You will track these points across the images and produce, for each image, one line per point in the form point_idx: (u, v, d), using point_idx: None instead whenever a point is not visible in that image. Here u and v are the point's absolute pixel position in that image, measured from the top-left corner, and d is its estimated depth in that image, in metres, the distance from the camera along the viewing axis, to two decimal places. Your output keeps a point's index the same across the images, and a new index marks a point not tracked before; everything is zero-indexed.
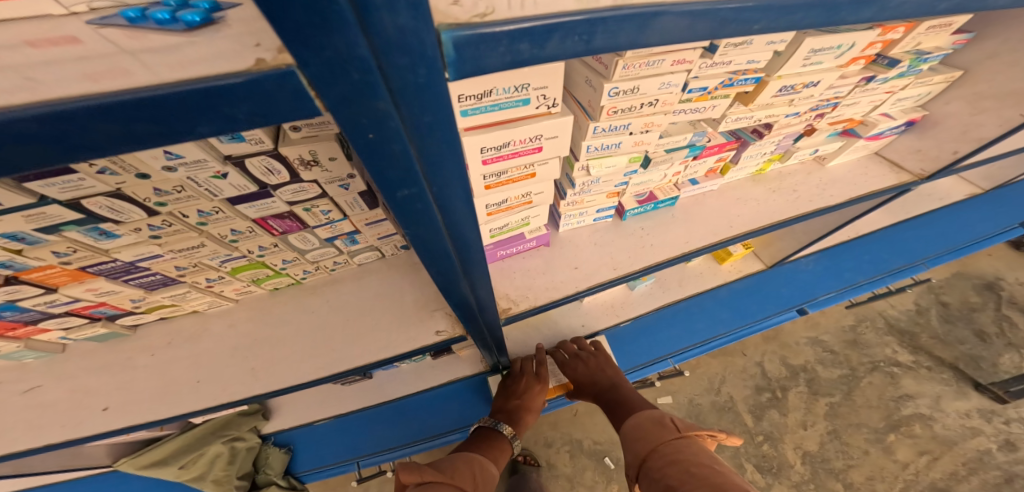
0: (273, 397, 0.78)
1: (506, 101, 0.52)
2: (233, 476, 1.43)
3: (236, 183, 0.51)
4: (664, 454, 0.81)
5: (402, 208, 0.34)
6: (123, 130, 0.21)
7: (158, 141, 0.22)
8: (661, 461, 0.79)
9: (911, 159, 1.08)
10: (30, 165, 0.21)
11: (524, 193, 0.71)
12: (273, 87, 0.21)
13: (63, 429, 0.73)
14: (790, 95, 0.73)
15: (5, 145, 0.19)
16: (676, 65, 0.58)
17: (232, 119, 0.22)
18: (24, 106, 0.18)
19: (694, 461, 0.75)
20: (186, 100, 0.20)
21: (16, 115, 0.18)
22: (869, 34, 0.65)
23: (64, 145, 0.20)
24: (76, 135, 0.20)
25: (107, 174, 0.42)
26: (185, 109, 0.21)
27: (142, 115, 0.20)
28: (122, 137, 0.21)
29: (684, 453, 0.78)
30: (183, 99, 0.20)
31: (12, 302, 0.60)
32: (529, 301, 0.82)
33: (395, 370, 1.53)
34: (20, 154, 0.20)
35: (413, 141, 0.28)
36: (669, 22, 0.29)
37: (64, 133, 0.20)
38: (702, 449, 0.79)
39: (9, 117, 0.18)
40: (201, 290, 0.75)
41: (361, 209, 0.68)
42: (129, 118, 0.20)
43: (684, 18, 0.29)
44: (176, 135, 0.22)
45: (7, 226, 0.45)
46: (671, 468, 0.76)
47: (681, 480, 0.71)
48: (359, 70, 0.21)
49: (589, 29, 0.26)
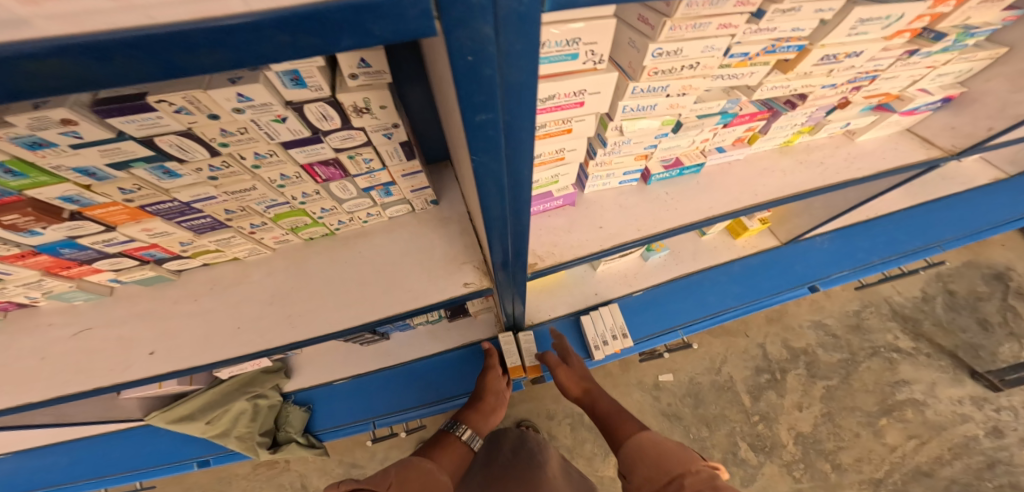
0: (306, 346, 0.80)
1: (556, 54, 0.53)
2: (256, 433, 1.50)
3: (293, 127, 0.54)
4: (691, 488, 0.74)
5: (475, 134, 0.35)
6: (290, 41, 0.23)
7: (311, 51, 0.24)
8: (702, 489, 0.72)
9: (943, 136, 1.06)
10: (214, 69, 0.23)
11: (557, 148, 0.72)
12: (409, 8, 0.22)
13: (112, 371, 0.77)
14: (831, 65, 0.72)
15: (203, 53, 0.21)
16: (721, 29, 0.57)
17: (367, 36, 0.24)
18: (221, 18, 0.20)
19: None
20: (340, 13, 0.22)
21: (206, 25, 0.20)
22: (920, 6, 0.63)
23: (246, 51, 0.22)
24: (255, 43, 0.22)
25: (182, 113, 0.45)
26: (338, 22, 0.22)
27: (304, 26, 0.22)
28: (286, 49, 0.23)
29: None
30: (338, 12, 0.22)
31: (72, 240, 0.63)
32: (554, 258, 0.84)
33: (410, 334, 1.59)
34: (211, 60, 0.22)
35: (502, 69, 0.29)
36: None
37: (243, 41, 0.22)
38: None
39: (216, 27, 0.20)
40: (244, 236, 0.78)
41: (400, 159, 0.71)
42: (293, 29, 0.22)
43: None
44: (325, 48, 0.24)
45: (82, 160, 0.48)
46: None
47: None
48: None
49: None
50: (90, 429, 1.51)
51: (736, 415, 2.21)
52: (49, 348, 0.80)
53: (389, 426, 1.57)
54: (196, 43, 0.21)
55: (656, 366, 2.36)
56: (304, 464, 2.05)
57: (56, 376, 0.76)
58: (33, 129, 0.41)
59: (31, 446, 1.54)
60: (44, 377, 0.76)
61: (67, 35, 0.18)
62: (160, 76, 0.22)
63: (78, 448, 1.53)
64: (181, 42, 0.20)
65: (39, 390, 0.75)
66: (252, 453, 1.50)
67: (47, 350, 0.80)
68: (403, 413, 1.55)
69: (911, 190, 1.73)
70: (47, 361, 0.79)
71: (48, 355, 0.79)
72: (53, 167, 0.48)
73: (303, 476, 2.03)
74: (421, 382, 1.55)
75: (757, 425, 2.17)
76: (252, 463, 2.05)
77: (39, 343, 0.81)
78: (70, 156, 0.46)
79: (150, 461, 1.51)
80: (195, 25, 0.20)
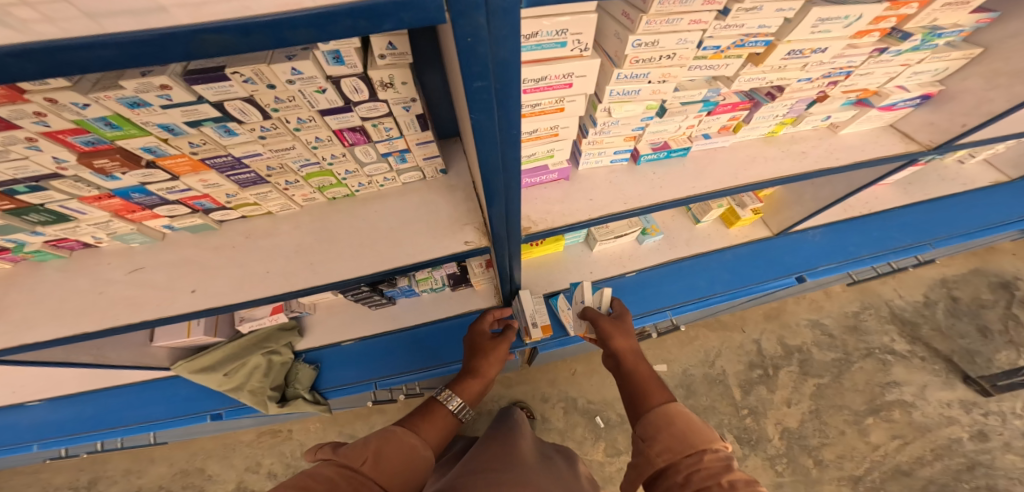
0: (325, 291, 0.92)
1: (547, 43, 0.62)
2: (267, 387, 1.60)
3: (330, 97, 0.67)
4: (671, 418, 0.77)
5: (474, 98, 0.47)
6: (350, 25, 0.34)
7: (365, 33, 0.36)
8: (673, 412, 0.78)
9: (921, 131, 1.11)
10: (301, 43, 0.36)
11: (551, 125, 0.82)
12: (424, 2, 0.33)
13: (161, 307, 0.89)
14: (799, 60, 0.79)
15: (298, 30, 0.34)
16: (693, 24, 0.64)
17: (399, 22, 0.35)
18: (310, 8, 0.33)
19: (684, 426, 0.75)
20: (382, 7, 0.33)
21: (302, 14, 0.32)
22: (877, 7, 0.68)
23: (325, 31, 0.35)
24: (330, 25, 0.34)
25: (248, 82, 0.59)
26: (383, 13, 0.34)
27: (362, 16, 0.34)
28: (349, 29, 0.35)
29: (701, 429, 0.73)
30: (381, 7, 0.33)
31: (143, 185, 0.76)
32: (546, 223, 0.94)
33: (414, 300, 1.68)
34: (302, 35, 0.35)
35: (493, 47, 0.41)
36: None
37: (322, 23, 0.34)
38: (682, 418, 0.77)
39: (308, 14, 0.32)
40: (279, 192, 0.92)
41: (415, 130, 0.85)
42: (352, 16, 0.33)
43: None
44: (373, 28, 0.35)
45: (167, 118, 0.61)
46: (683, 444, 0.71)
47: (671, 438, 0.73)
48: None
49: None
50: (117, 378, 1.61)
51: (725, 408, 2.29)
52: (108, 283, 0.93)
53: (391, 387, 1.70)
54: (297, 24, 0.33)
55: (651, 357, 2.46)
56: (304, 435, 2.22)
57: (112, 309, 0.89)
58: (138, 92, 0.54)
59: (56, 396, 1.57)
60: (103, 309, 0.89)
61: (220, 20, 0.31)
62: (271, 46, 0.35)
63: (106, 398, 1.61)
64: (288, 23, 0.33)
65: (100, 319, 0.88)
66: (261, 406, 1.61)
67: (107, 285, 0.93)
68: (402, 376, 1.67)
69: (910, 189, 1.76)
70: (107, 294, 0.91)
71: (107, 289, 0.92)
72: (143, 122, 0.61)
73: (303, 445, 2.19)
74: (424, 346, 1.67)
75: (745, 418, 2.26)
76: (257, 432, 2.23)
77: (101, 279, 0.94)
78: (159, 115, 0.60)
79: (170, 413, 1.59)
80: (296, 13, 0.32)
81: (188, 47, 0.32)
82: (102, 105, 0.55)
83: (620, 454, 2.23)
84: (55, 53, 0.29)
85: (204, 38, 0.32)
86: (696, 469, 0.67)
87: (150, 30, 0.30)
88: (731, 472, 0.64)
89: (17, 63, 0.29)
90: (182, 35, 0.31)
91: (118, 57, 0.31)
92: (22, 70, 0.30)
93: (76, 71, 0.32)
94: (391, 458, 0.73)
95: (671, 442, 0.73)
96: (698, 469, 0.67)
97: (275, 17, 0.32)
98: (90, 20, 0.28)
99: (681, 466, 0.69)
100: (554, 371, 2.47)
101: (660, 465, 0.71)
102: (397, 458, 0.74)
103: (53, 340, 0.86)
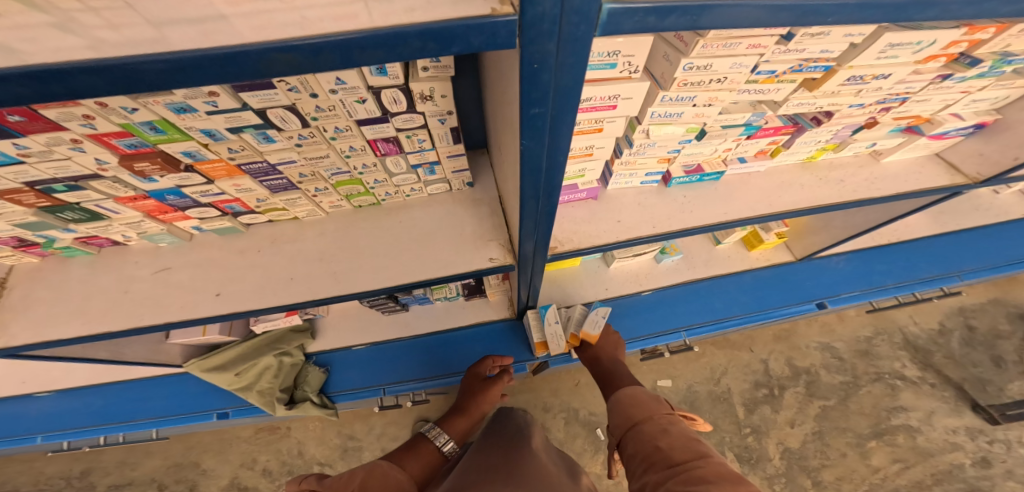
0: (346, 300, 0.91)
1: (597, 63, 0.61)
2: (275, 389, 1.59)
3: (369, 107, 0.67)
4: (622, 400, 0.94)
5: (528, 124, 0.46)
6: (419, 46, 0.33)
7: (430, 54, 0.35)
8: (625, 395, 0.95)
9: (970, 162, 1.08)
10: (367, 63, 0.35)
11: (587, 145, 0.81)
12: (501, 31, 0.33)
13: (181, 308, 0.89)
14: (857, 85, 0.76)
15: (367, 51, 0.33)
16: (751, 49, 0.62)
17: (467, 46, 0.34)
18: (378, 30, 0.31)
19: (632, 403, 0.90)
20: (455, 29, 0.32)
21: (371, 35, 0.31)
22: (953, 33, 0.64)
23: (391, 53, 0.34)
24: (397, 47, 0.33)
25: (293, 90, 0.59)
26: (453, 35, 0.32)
27: (432, 37, 0.32)
28: (416, 51, 0.34)
29: (649, 407, 0.87)
30: (453, 29, 0.32)
31: (178, 188, 0.76)
32: (572, 243, 0.93)
33: (428, 307, 1.67)
34: (369, 56, 0.33)
35: (557, 73, 0.40)
36: (754, 12, 0.37)
37: (392, 45, 0.33)
38: (634, 398, 0.91)
39: (376, 35, 0.31)
40: (307, 198, 0.92)
41: (448, 142, 0.84)
42: (421, 38, 0.32)
43: (752, 12, 0.37)
44: (439, 51, 0.34)
45: (210, 124, 0.61)
46: (628, 420, 0.87)
47: (624, 414, 0.89)
48: (549, 22, 0.33)
49: (698, 12, 0.35)
50: (126, 372, 1.61)
51: (728, 425, 2.23)
52: (132, 282, 0.93)
53: (398, 394, 1.67)
54: (365, 45, 0.32)
55: (655, 371, 2.39)
56: (303, 433, 2.20)
57: (133, 307, 0.89)
58: (186, 98, 0.54)
59: (65, 387, 1.58)
60: (125, 306, 0.89)
61: (293, 40, 0.30)
62: (336, 66, 0.34)
63: (115, 391, 1.61)
64: (355, 45, 0.32)
65: (125, 318, 0.88)
66: (269, 408, 1.60)
67: (131, 284, 0.93)
68: (409, 384, 1.64)
69: (940, 218, 1.71)
70: (132, 292, 0.92)
71: (131, 287, 0.92)
72: (187, 127, 0.61)
73: (301, 443, 2.17)
74: (432, 356, 1.63)
75: (747, 437, 2.20)
76: (256, 428, 2.21)
77: (125, 277, 0.94)
78: (204, 120, 0.60)
79: (177, 409, 1.59)
80: (365, 34, 0.31)
81: (254, 65, 0.31)
82: (149, 110, 0.55)
83: None
84: (128, 69, 0.29)
85: (273, 56, 0.31)
86: (636, 439, 0.80)
87: (224, 50, 0.30)
88: (666, 436, 0.75)
89: (88, 78, 0.29)
90: (254, 53, 0.30)
91: (187, 77, 0.31)
92: (91, 85, 0.29)
93: (140, 87, 0.31)
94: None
95: (620, 418, 0.89)
96: (640, 437, 0.80)
97: (347, 38, 0.31)
98: (154, 28, 0.30)
99: (627, 438, 0.83)
100: (558, 380, 2.43)
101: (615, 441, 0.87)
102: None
103: (74, 337, 0.86)
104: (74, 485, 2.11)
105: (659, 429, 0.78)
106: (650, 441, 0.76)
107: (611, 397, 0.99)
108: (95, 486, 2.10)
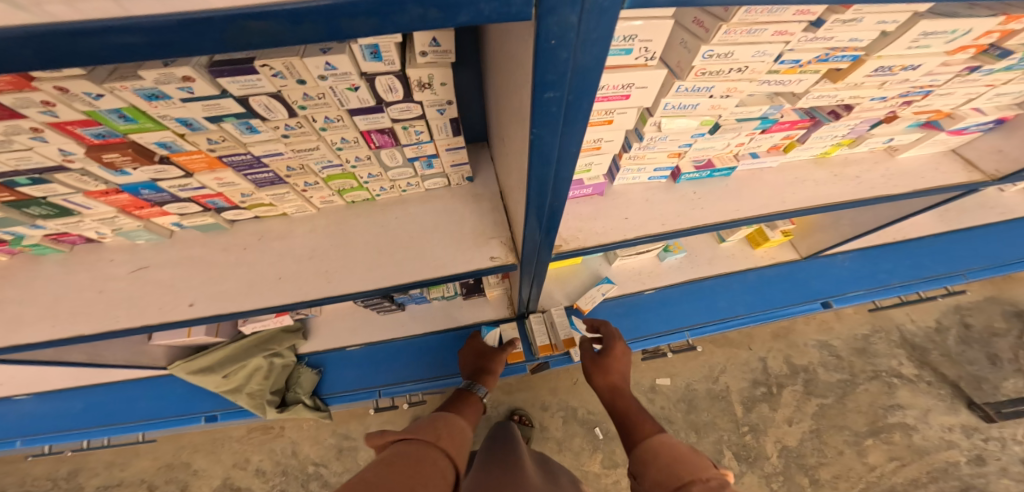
0: (339, 302, 0.86)
1: (612, 49, 0.56)
2: (266, 391, 1.54)
3: (362, 96, 0.61)
4: (659, 454, 0.72)
5: (541, 110, 0.41)
6: (421, 15, 0.28)
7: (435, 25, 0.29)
8: (659, 448, 0.74)
9: (988, 159, 1.05)
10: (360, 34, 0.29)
11: (596, 138, 0.76)
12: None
13: (161, 310, 0.83)
14: (884, 77, 0.71)
15: (357, 19, 0.27)
16: (777, 36, 0.57)
17: (479, 15, 0.29)
18: None
19: (671, 456, 0.70)
20: None
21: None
22: (991, 21, 0.60)
23: (389, 22, 0.28)
24: (394, 15, 0.27)
25: (278, 76, 0.53)
26: (462, 1, 0.27)
27: (436, 4, 0.27)
28: (417, 20, 0.28)
29: (695, 464, 0.65)
30: None
31: (154, 182, 0.70)
32: (578, 241, 0.88)
33: (424, 306, 1.62)
34: (363, 26, 0.28)
35: (576, 53, 0.35)
36: None
37: (389, 12, 0.27)
38: (675, 453, 0.70)
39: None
40: (296, 193, 0.87)
41: (447, 134, 0.79)
42: (424, 5, 0.27)
43: None
44: (444, 22, 0.29)
45: (185, 112, 0.55)
46: (671, 480, 0.65)
47: (662, 471, 0.68)
48: None
49: None
50: (109, 374, 1.54)
51: (726, 424, 2.22)
52: (109, 282, 0.87)
53: (394, 396, 1.62)
54: (358, 12, 0.27)
55: (655, 369, 2.37)
56: (297, 432, 2.14)
57: (110, 309, 0.83)
58: (157, 82, 0.48)
59: (46, 389, 1.51)
60: (101, 308, 0.83)
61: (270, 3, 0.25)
62: (323, 37, 0.28)
63: (98, 392, 1.55)
64: (346, 11, 0.26)
65: (100, 321, 0.82)
66: (259, 411, 1.53)
67: (107, 284, 0.87)
68: (405, 385, 1.59)
69: (945, 216, 1.68)
70: (108, 292, 0.86)
71: (107, 288, 0.86)
72: (159, 115, 0.55)
73: (295, 443, 2.11)
74: (431, 355, 1.58)
75: (745, 435, 2.18)
76: (248, 427, 2.16)
77: (101, 276, 0.88)
78: (178, 108, 0.54)
79: (164, 411, 1.53)
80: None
81: (224, 35, 0.26)
82: (116, 96, 0.49)
83: (618, 468, 2.16)
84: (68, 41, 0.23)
85: (246, 24, 0.25)
86: None
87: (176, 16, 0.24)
88: None
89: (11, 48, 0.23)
90: (220, 20, 0.25)
91: (136, 48, 0.25)
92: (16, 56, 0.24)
93: (81, 59, 0.25)
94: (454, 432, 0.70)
95: (659, 477, 0.68)
96: None
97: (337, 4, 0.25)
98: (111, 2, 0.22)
99: None
100: (556, 379, 2.40)
101: None
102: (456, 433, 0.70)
103: (44, 340, 0.80)
104: (60, 486, 2.06)
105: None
106: None
107: (639, 446, 0.78)
108: (82, 487, 2.04)
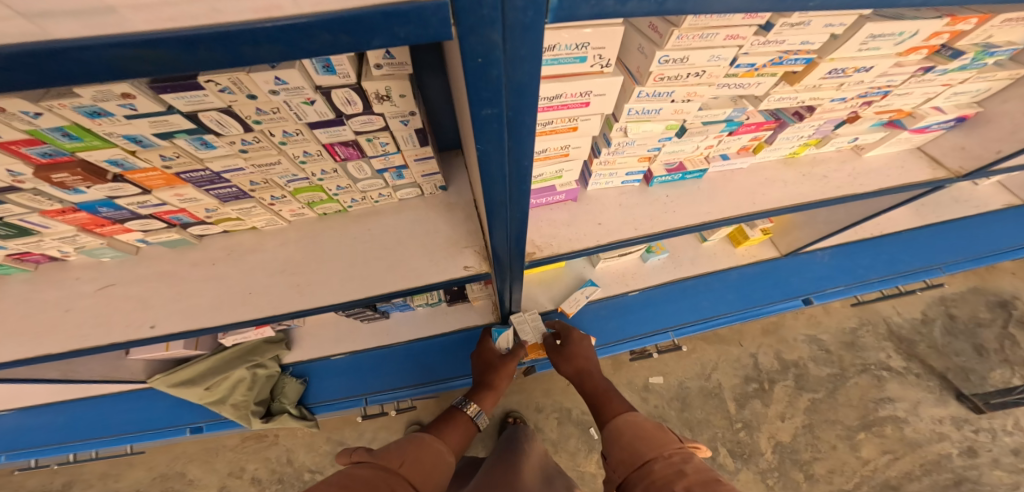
0: (314, 314, 0.85)
1: (565, 57, 0.56)
2: (251, 402, 1.52)
3: (319, 109, 0.61)
4: (626, 433, 0.87)
5: (481, 126, 0.41)
6: (331, 40, 0.28)
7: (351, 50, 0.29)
8: (627, 429, 0.88)
9: (952, 156, 1.07)
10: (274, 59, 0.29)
11: (562, 145, 0.76)
12: (430, 17, 0.27)
13: (129, 329, 0.82)
14: (838, 79, 0.72)
15: (262, 46, 0.27)
16: (729, 40, 0.58)
17: (394, 38, 0.28)
18: (281, 20, 0.25)
19: (637, 435, 0.84)
20: (371, 19, 0.26)
21: (262, 27, 0.25)
22: (936, 22, 0.60)
23: (298, 47, 0.28)
24: (302, 40, 0.27)
25: (226, 92, 0.52)
26: (372, 25, 0.27)
27: (344, 29, 0.27)
28: (328, 45, 0.28)
29: (658, 441, 0.80)
30: (369, 19, 0.26)
31: (111, 199, 0.69)
32: (552, 249, 0.88)
33: (409, 313, 1.61)
34: (271, 52, 0.28)
35: (507, 70, 0.35)
36: None
37: (295, 37, 0.27)
38: (641, 431, 0.85)
39: (275, 26, 0.25)
40: (264, 207, 0.86)
41: (413, 145, 0.78)
42: (333, 29, 0.27)
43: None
44: (358, 45, 0.29)
45: (133, 129, 0.54)
46: (635, 457, 0.80)
47: (631, 450, 0.82)
48: (489, 8, 0.28)
49: None
50: (87, 390, 1.51)
51: (719, 421, 2.22)
52: (74, 301, 0.85)
53: (381, 403, 1.62)
54: (262, 38, 0.26)
55: (647, 369, 2.37)
56: (292, 440, 2.12)
57: (76, 328, 0.82)
58: (97, 100, 0.47)
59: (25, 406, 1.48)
60: (67, 327, 0.82)
61: (157, 31, 0.24)
62: (228, 62, 0.28)
63: (77, 410, 1.52)
64: (249, 38, 0.26)
65: (64, 340, 0.80)
66: (244, 421, 1.52)
67: (73, 302, 0.85)
68: (396, 391, 1.61)
69: (922, 210, 1.71)
70: (74, 311, 0.84)
71: (73, 306, 0.85)
72: (106, 133, 0.54)
73: (290, 451, 2.10)
74: (419, 361, 1.59)
75: (739, 432, 2.19)
76: (240, 437, 2.13)
77: (67, 294, 0.86)
78: (123, 125, 0.53)
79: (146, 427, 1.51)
80: (255, 24, 0.25)
81: (123, 63, 0.25)
82: (56, 114, 0.48)
83: None
84: None
85: (141, 51, 0.25)
86: (646, 480, 0.72)
87: (81, 40, 0.23)
88: (683, 477, 0.68)
89: None
90: (103, 47, 0.24)
91: (36, 78, 0.25)
92: None
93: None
94: (422, 459, 0.77)
95: (624, 454, 0.82)
96: (652, 479, 0.72)
97: (237, 29, 0.25)
98: (25, 21, 0.21)
99: (634, 479, 0.75)
100: (548, 381, 2.39)
101: (618, 480, 0.79)
102: (425, 464, 0.77)
103: (10, 361, 0.79)
104: None
105: (673, 471, 0.71)
106: (664, 484, 0.69)
107: (610, 425, 0.93)
108: None
